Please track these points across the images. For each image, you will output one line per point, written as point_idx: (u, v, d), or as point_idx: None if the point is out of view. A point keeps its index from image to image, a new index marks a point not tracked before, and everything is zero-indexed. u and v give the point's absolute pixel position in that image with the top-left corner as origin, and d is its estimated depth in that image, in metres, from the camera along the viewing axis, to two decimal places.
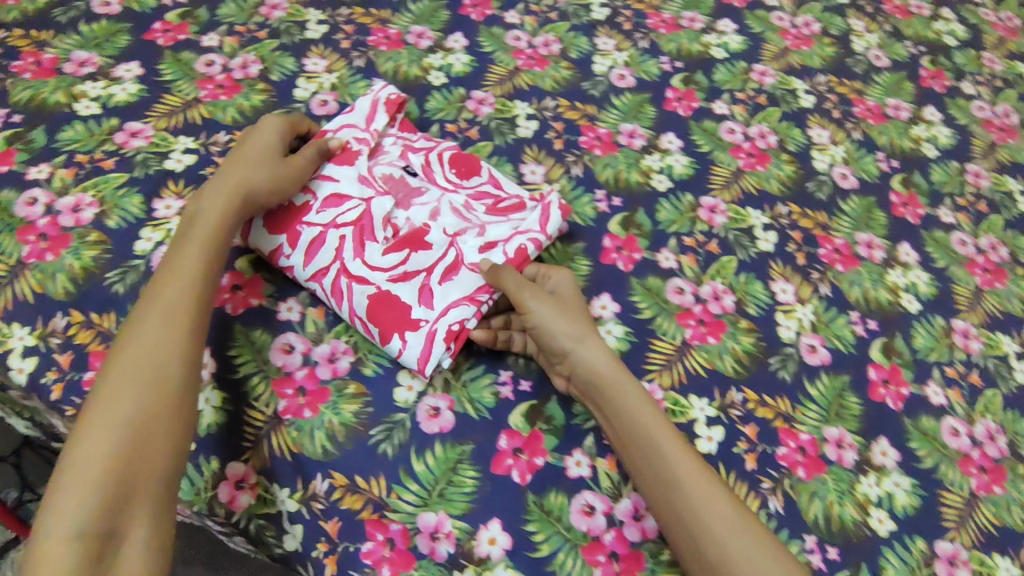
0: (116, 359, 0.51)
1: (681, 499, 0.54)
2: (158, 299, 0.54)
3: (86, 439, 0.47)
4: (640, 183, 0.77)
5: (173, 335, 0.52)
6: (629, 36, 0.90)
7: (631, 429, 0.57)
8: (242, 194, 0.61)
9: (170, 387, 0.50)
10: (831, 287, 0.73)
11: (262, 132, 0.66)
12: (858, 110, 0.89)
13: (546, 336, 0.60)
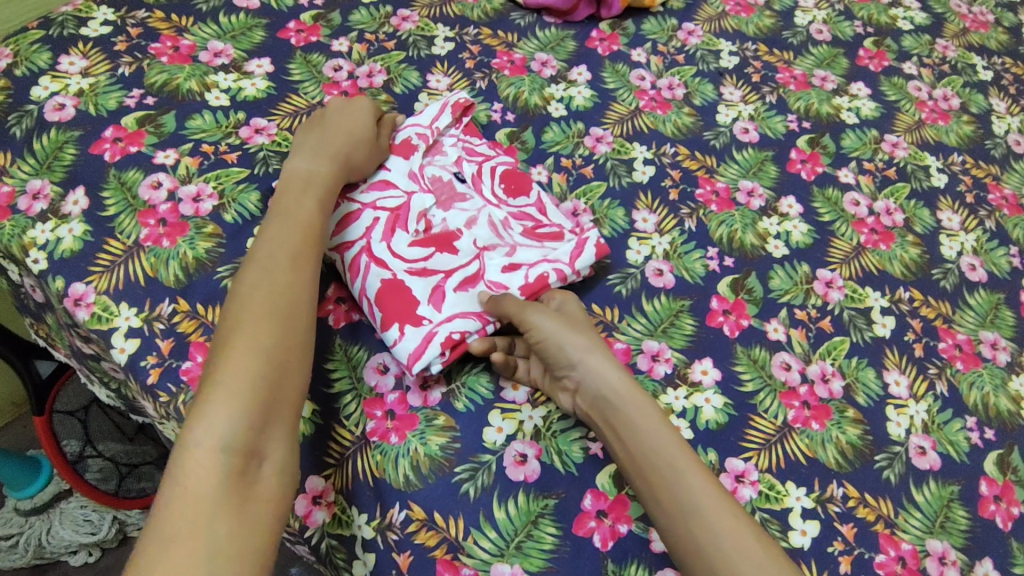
0: (244, 293, 0.54)
1: (708, 537, 0.50)
2: (282, 246, 0.57)
3: (225, 364, 0.50)
4: (755, 246, 0.74)
5: (298, 278, 0.56)
6: (756, 89, 0.87)
7: (645, 462, 0.53)
8: (346, 163, 0.65)
9: (299, 323, 0.54)
10: (948, 386, 0.68)
11: (348, 104, 0.70)
12: (993, 197, 0.84)
13: (549, 344, 0.58)
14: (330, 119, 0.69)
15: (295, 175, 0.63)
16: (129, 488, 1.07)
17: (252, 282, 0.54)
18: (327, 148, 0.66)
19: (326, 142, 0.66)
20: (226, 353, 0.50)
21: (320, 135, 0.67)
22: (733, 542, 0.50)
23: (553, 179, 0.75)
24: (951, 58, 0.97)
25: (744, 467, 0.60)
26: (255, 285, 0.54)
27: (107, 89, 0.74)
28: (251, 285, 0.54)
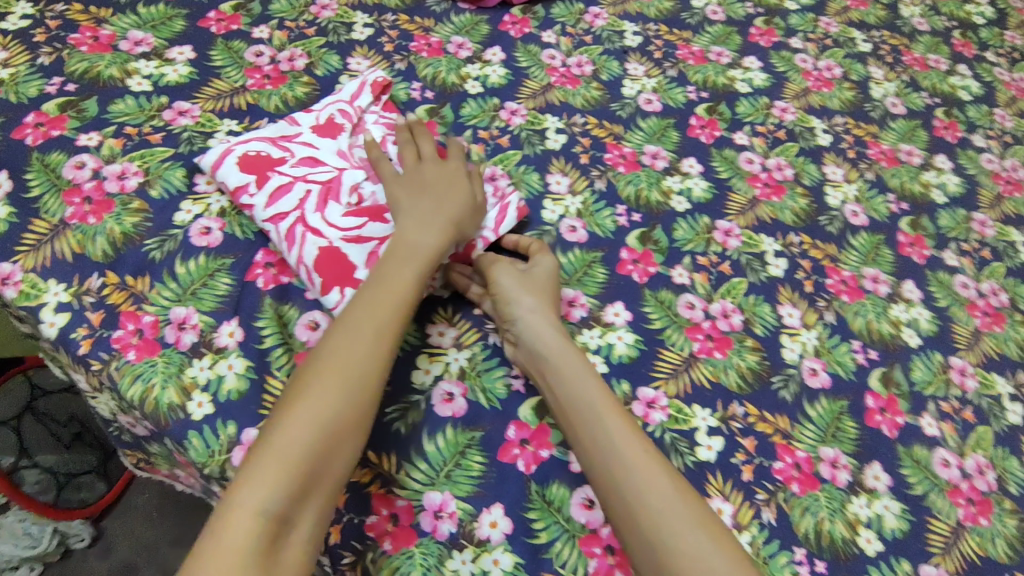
0: (322, 354, 0.55)
1: (642, 510, 0.53)
2: (366, 307, 0.57)
3: (285, 428, 0.51)
4: (660, 202, 0.80)
5: (374, 355, 0.55)
6: (658, 65, 0.95)
7: (615, 461, 0.55)
8: (452, 232, 0.64)
9: (365, 399, 0.54)
10: (835, 316, 0.76)
11: (449, 170, 0.68)
12: (872, 152, 0.93)
13: (502, 294, 0.64)
14: (437, 178, 0.66)
15: (403, 241, 0.61)
16: (68, 500, 1.03)
17: (330, 343, 0.55)
18: (440, 213, 0.64)
19: (431, 204, 0.64)
20: (292, 415, 0.51)
21: (427, 193, 0.65)
22: (673, 533, 0.52)
23: (472, 149, 0.80)
24: (834, 34, 1.07)
25: (655, 394, 0.66)
26: (330, 353, 0.55)
27: (27, 78, 0.75)
28: (327, 352, 0.55)
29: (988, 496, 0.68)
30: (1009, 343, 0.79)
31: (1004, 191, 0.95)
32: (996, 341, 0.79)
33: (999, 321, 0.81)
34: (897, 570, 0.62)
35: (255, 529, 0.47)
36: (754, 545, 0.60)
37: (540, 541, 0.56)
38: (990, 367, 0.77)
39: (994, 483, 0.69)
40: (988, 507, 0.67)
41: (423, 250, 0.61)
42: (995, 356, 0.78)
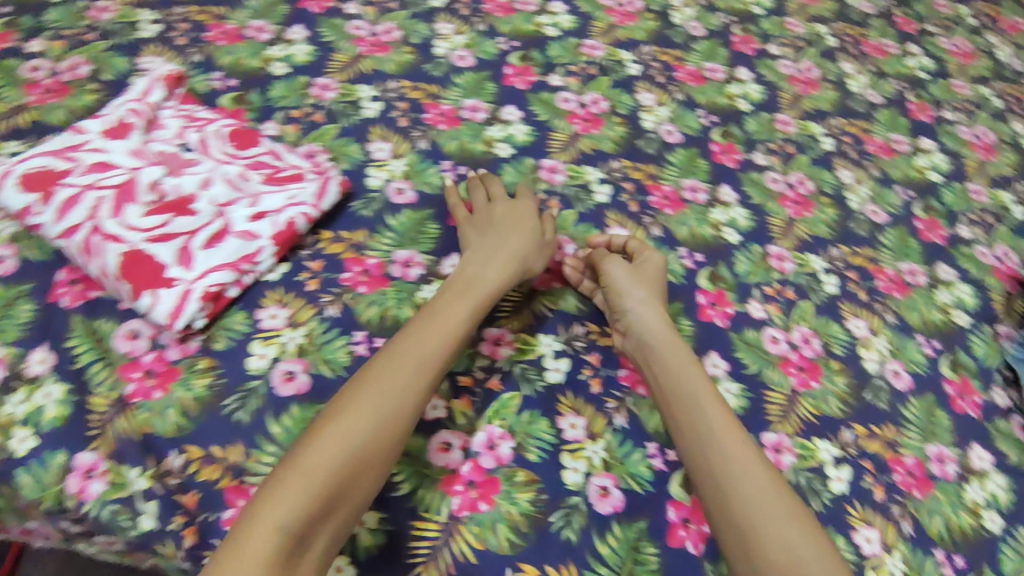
0: (361, 380, 0.57)
1: (726, 474, 0.58)
2: (423, 339, 0.60)
3: (315, 449, 0.52)
4: (484, 152, 0.82)
5: (417, 391, 0.57)
6: (467, 21, 0.96)
7: (699, 425, 0.61)
8: (517, 266, 0.69)
9: (395, 433, 0.55)
10: (661, 229, 0.82)
11: (515, 207, 0.74)
12: (680, 74, 0.99)
13: (615, 286, 0.70)
14: (513, 215, 0.73)
15: (464, 274, 0.67)
16: None
17: (379, 372, 0.57)
18: (506, 251, 0.69)
19: (507, 247, 0.70)
20: (326, 435, 0.53)
21: (497, 233, 0.71)
22: (761, 501, 0.57)
23: (285, 131, 0.78)
24: None
25: (500, 332, 0.69)
26: (366, 388, 0.56)
27: None
28: (364, 384, 0.57)
29: (815, 361, 0.75)
30: (819, 224, 0.88)
31: (802, 91, 1.03)
32: (807, 225, 0.88)
33: (807, 207, 0.90)
34: None
35: (273, 541, 0.48)
36: (609, 450, 0.63)
37: (402, 492, 0.58)
38: (803, 248, 0.85)
39: (819, 349, 0.76)
40: (816, 371, 0.74)
41: (482, 293, 0.66)
42: (807, 238, 0.86)
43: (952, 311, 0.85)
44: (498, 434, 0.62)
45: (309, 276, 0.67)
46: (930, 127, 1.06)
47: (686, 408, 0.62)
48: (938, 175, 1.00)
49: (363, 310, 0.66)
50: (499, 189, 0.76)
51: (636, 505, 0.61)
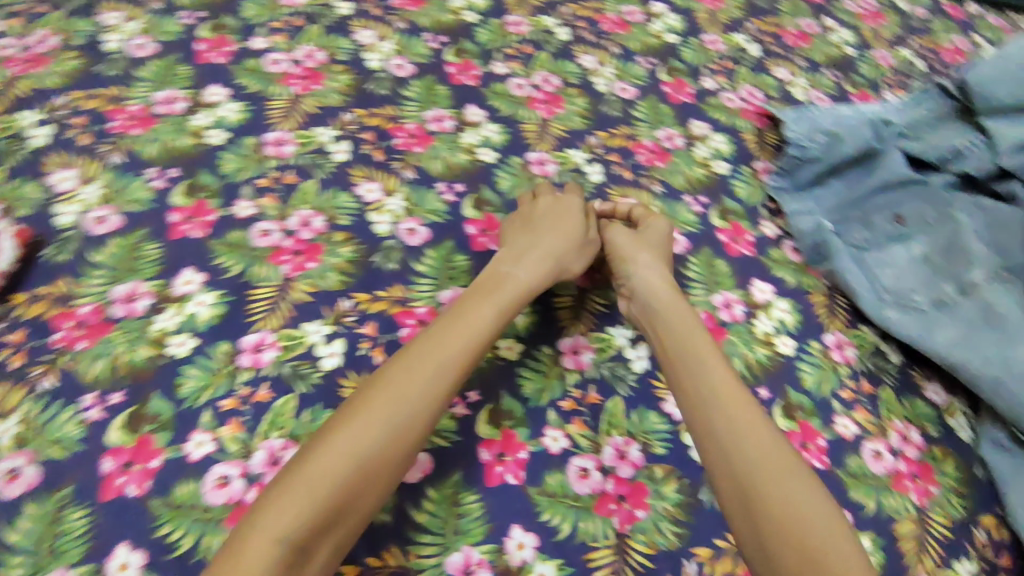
0: (392, 377, 0.55)
1: (719, 426, 0.57)
2: (446, 339, 0.58)
3: (327, 453, 0.51)
4: (194, 145, 0.73)
5: (432, 396, 0.55)
6: (139, 4, 0.86)
7: (705, 389, 0.60)
8: (556, 260, 0.69)
9: (405, 442, 0.53)
10: (414, 170, 0.77)
11: (558, 202, 0.74)
12: (396, 3, 0.93)
13: (621, 251, 0.72)
14: (562, 208, 0.73)
15: (495, 272, 0.66)
16: None
17: (399, 376, 0.55)
18: (539, 250, 0.69)
19: (553, 234, 0.70)
20: (338, 438, 0.52)
21: (553, 223, 0.71)
22: (769, 474, 0.55)
23: None
24: None
25: (259, 336, 0.63)
26: (407, 377, 0.55)
27: None
28: (397, 380, 0.55)
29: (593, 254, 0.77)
30: (572, 117, 0.88)
31: None
32: (561, 122, 0.87)
33: (557, 103, 0.88)
34: (542, 358, 0.68)
35: (273, 551, 0.46)
36: None
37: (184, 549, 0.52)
38: (563, 146, 0.84)
39: None
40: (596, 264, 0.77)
41: (517, 284, 0.65)
42: (564, 135, 0.85)
43: (711, 164, 0.87)
44: (280, 446, 0.57)
45: (12, 352, 0.59)
46: None
47: (681, 342, 0.63)
48: (675, 36, 1.01)
49: (87, 367, 0.58)
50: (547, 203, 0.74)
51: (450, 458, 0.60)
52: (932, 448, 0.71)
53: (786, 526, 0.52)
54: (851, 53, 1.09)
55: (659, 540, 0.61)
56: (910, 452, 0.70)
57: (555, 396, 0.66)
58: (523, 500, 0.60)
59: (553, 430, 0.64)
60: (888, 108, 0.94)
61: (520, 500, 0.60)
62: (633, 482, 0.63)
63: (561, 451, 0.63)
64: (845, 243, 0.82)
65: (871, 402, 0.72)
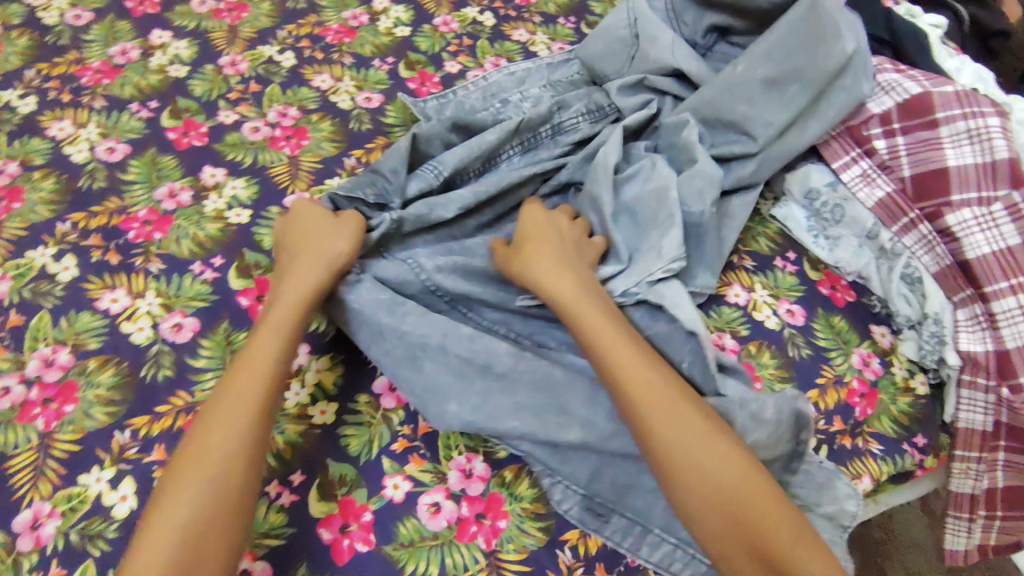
0: (203, 436, 0.53)
1: (628, 376, 0.58)
2: (235, 390, 0.56)
3: (151, 535, 0.49)
4: None
5: (239, 441, 0.53)
6: None
7: (589, 337, 0.61)
8: (291, 304, 0.62)
9: (234, 489, 0.52)
10: (160, 260, 0.70)
11: (301, 233, 0.68)
12: (86, 79, 0.83)
13: (554, 263, 0.67)
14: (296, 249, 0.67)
15: (273, 300, 0.63)
16: None
17: (216, 434, 0.53)
18: (284, 300, 0.63)
19: (302, 258, 0.65)
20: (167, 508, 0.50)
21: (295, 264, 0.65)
22: (680, 435, 0.55)
23: None
24: None
25: (34, 510, 0.56)
26: (215, 431, 0.54)
27: None
28: (204, 438, 0.53)
29: None
30: (322, 145, 0.83)
31: (233, 21, 0.92)
32: (312, 154, 0.81)
33: (301, 134, 0.83)
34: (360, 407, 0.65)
35: None
36: None
37: None
38: (320, 178, 0.80)
39: None
40: None
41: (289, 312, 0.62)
42: (318, 166, 0.80)
43: None
44: None
45: None
46: None
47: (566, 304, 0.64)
48: (405, 28, 0.98)
49: None
50: (309, 211, 0.69)
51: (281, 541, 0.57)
52: (746, 346, 0.75)
53: (703, 482, 0.53)
54: None
55: (527, 541, 0.60)
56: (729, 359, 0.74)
57: (384, 441, 0.63)
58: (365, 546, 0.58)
59: (391, 477, 0.61)
60: (538, 70, 0.92)
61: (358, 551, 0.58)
62: (486, 496, 0.62)
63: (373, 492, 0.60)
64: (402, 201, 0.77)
65: None
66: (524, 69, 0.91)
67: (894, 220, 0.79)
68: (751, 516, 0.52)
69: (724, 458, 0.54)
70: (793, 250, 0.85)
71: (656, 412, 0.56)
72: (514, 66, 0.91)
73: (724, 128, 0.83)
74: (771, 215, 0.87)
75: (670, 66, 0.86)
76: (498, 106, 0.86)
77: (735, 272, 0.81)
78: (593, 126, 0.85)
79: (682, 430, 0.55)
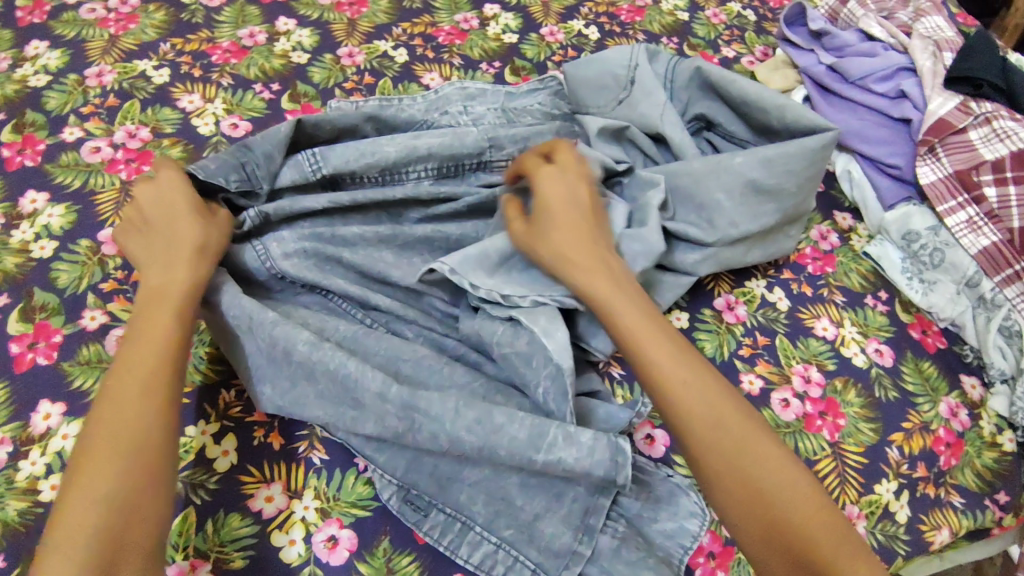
0: (95, 422, 0.52)
1: (660, 366, 0.56)
2: (124, 369, 0.54)
3: (73, 511, 0.48)
4: (20, 264, 0.67)
5: (144, 412, 0.52)
6: None
7: (609, 317, 0.60)
8: (171, 279, 0.59)
9: (152, 448, 0.51)
10: None
11: (164, 205, 0.64)
12: (216, 57, 0.87)
13: (561, 228, 0.64)
14: (147, 242, 0.62)
15: (150, 287, 0.59)
16: None
17: (106, 414, 0.52)
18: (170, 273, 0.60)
19: (178, 220, 0.62)
20: (76, 494, 0.48)
21: (153, 246, 0.62)
22: (708, 430, 0.54)
23: None
24: None
25: None
26: (113, 408, 0.52)
27: None
28: (106, 417, 0.52)
29: None
30: None
31: (352, 15, 0.97)
32: None
33: None
34: None
35: None
36: (319, 496, 0.59)
37: None
38: None
39: None
40: None
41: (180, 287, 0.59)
42: None
43: None
44: (187, 566, 0.54)
45: None
46: None
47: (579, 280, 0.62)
48: (512, 35, 1.00)
49: None
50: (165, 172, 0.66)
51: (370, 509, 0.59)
52: (833, 381, 0.74)
53: (741, 481, 0.52)
54: (684, 17, 1.10)
55: None
56: (814, 391, 0.73)
57: None
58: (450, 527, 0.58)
59: None
60: (494, 92, 0.86)
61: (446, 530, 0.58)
62: None
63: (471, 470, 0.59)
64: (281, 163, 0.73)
65: (769, 352, 0.75)
66: (480, 88, 0.86)
67: (997, 270, 0.79)
68: (770, 509, 0.51)
69: (758, 453, 0.53)
70: (885, 289, 0.84)
71: (684, 403, 0.55)
72: (471, 82, 0.86)
73: (688, 208, 0.76)
74: (863, 252, 0.86)
75: (653, 128, 0.80)
76: (435, 117, 0.81)
77: (825, 305, 0.80)
78: (491, 177, 0.77)
79: (711, 415, 0.54)
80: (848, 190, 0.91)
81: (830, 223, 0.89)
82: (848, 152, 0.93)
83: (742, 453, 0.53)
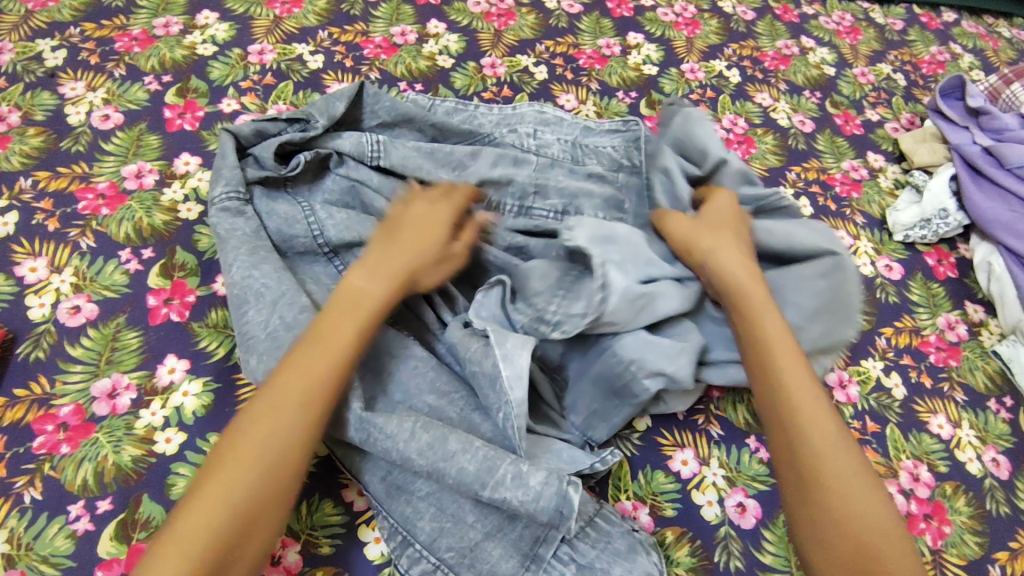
0: (260, 410, 0.51)
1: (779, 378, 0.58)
2: (303, 365, 0.53)
3: (207, 498, 0.47)
4: (167, 222, 0.71)
5: (301, 424, 0.51)
6: (101, 43, 0.84)
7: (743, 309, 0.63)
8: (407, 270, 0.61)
9: (292, 466, 0.50)
10: None
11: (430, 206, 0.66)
12: (368, 51, 0.90)
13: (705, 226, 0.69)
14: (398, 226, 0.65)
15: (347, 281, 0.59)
16: None
17: (271, 407, 0.51)
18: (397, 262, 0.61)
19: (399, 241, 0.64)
20: (219, 482, 0.48)
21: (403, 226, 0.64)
22: (829, 453, 0.54)
23: None
24: None
25: None
26: (276, 409, 0.51)
27: None
28: (270, 411, 0.51)
29: None
30: None
31: (500, 26, 0.98)
32: None
33: None
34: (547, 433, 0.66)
35: None
36: None
37: None
38: None
39: None
40: None
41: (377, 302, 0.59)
42: None
43: None
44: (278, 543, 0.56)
45: None
46: (634, 21, 1.05)
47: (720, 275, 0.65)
48: (652, 67, 0.99)
49: (72, 474, 0.57)
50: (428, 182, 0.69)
51: (435, 523, 0.57)
52: (943, 485, 0.70)
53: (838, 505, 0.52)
54: (830, 71, 1.06)
55: None
56: (922, 491, 0.69)
57: None
58: (518, 556, 0.56)
59: None
60: (571, 123, 0.84)
61: (513, 557, 0.56)
62: None
63: (543, 487, 0.54)
64: (330, 129, 0.75)
65: (878, 441, 0.71)
66: (559, 116, 0.84)
67: None
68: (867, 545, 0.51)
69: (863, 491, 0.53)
70: (1010, 395, 0.78)
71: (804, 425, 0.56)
72: (550, 108, 0.84)
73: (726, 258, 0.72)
74: (993, 351, 0.81)
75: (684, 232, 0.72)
76: (503, 133, 0.79)
77: (943, 401, 0.76)
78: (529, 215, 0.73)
79: (822, 442, 0.55)
80: (984, 282, 0.86)
81: (960, 313, 0.84)
82: (990, 243, 0.87)
83: (864, 496, 0.53)
